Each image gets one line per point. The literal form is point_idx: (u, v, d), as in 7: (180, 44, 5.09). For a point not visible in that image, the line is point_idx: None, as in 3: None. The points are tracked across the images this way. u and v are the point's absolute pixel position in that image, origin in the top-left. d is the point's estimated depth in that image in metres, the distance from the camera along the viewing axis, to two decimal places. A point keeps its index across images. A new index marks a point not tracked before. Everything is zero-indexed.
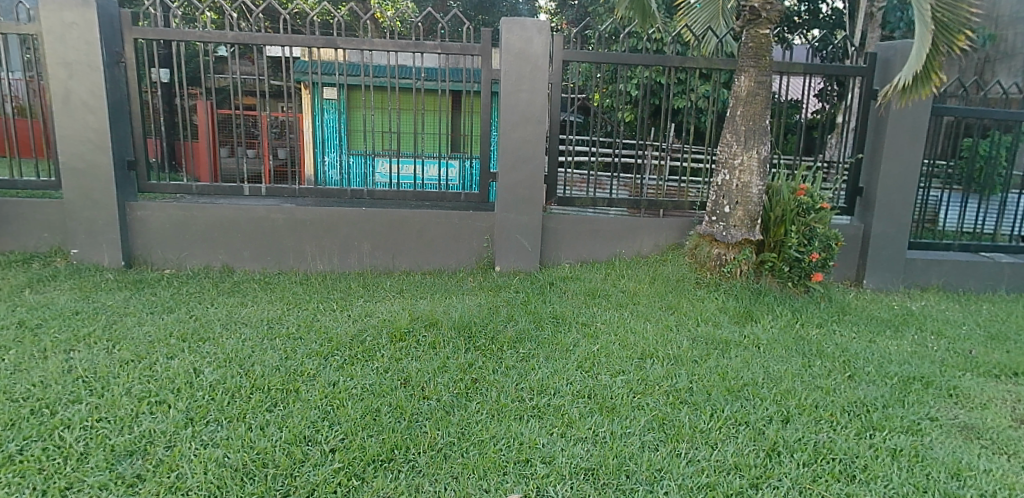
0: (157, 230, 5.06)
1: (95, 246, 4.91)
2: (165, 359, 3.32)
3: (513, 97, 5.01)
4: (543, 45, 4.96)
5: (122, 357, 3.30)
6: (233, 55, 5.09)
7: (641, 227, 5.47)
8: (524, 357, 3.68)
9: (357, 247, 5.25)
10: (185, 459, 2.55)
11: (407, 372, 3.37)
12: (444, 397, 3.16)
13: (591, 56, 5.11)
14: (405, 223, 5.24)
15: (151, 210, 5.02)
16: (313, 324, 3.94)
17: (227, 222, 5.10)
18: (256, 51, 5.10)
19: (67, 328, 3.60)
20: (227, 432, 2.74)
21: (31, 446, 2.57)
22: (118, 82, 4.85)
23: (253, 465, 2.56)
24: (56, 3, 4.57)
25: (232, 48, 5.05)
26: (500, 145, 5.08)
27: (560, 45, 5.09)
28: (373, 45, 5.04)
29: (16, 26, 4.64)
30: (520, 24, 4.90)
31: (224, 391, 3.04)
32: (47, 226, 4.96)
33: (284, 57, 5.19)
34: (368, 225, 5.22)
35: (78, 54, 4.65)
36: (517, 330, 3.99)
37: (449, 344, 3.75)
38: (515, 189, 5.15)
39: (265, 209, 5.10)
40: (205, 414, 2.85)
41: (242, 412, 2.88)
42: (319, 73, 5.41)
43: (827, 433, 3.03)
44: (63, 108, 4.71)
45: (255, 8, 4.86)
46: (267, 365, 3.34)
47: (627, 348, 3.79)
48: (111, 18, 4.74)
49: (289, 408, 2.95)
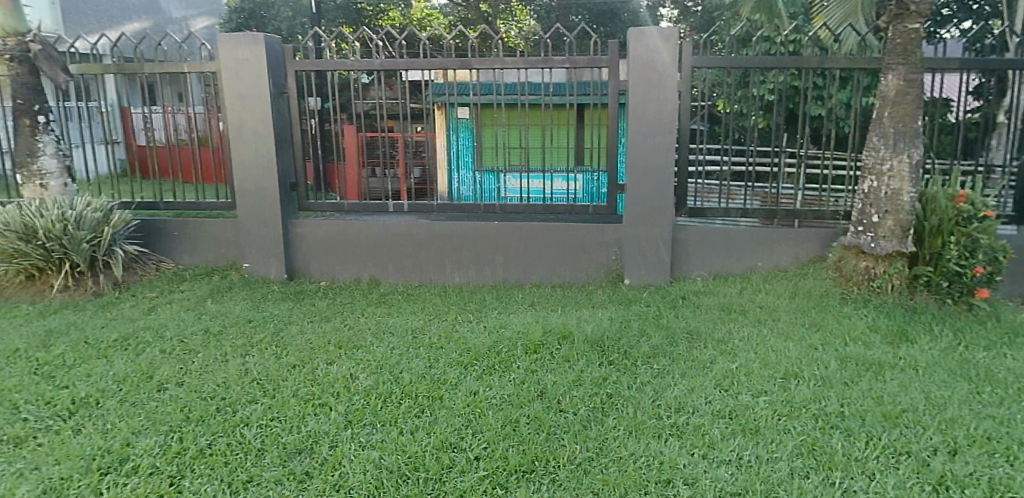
0: (313, 245, 5.50)
1: (264, 260, 5.42)
2: (325, 365, 3.61)
3: (644, 110, 4.98)
4: (673, 54, 4.90)
5: (289, 362, 3.62)
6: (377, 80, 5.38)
7: (778, 239, 5.24)
8: (659, 373, 3.65)
9: (492, 260, 5.42)
10: (346, 458, 2.68)
11: (544, 384, 3.46)
12: (581, 410, 3.21)
13: (721, 61, 4.99)
14: (537, 236, 5.34)
15: (308, 227, 5.46)
16: (453, 335, 4.12)
17: (373, 236, 5.45)
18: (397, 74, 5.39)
19: (244, 335, 4.01)
20: (381, 435, 2.89)
21: (219, 439, 2.75)
22: (282, 111, 5.33)
23: (407, 467, 2.66)
24: (232, 43, 5.11)
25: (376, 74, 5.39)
26: (630, 158, 5.07)
27: (689, 52, 5.02)
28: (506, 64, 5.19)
29: (201, 66, 5.25)
30: (649, 34, 4.86)
31: (377, 396, 3.25)
32: (223, 243, 5.53)
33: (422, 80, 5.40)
34: (502, 239, 5.37)
35: (249, 87, 5.17)
36: (652, 346, 3.96)
37: (582, 357, 3.79)
38: (647, 202, 5.11)
39: (406, 223, 5.41)
40: (361, 417, 3.04)
41: (394, 417, 3.06)
42: (455, 95, 5.53)
43: (1004, 468, 2.76)
44: (238, 136, 5.25)
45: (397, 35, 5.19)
46: (414, 373, 3.54)
47: (768, 367, 3.66)
48: (276, 53, 5.24)
49: (434, 415, 3.11)
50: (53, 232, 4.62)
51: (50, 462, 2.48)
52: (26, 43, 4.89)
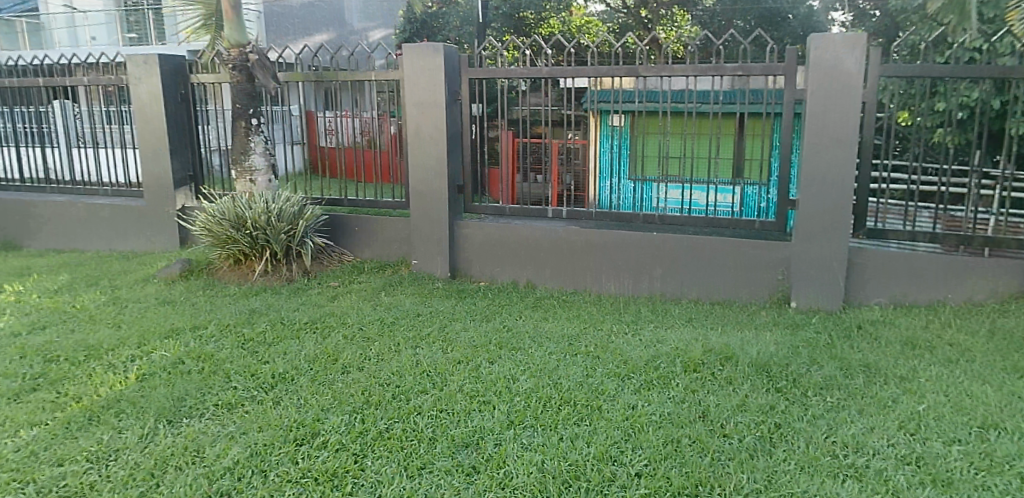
0: (476, 247, 5.72)
1: (431, 258, 5.72)
2: (487, 363, 3.73)
3: (824, 124, 4.62)
4: (860, 63, 4.48)
5: (454, 357, 3.79)
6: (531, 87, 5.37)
7: (973, 270, 4.72)
8: (832, 407, 3.39)
9: (648, 271, 5.32)
10: (510, 459, 2.74)
11: (705, 406, 3.34)
12: (746, 438, 3.06)
13: (914, 70, 4.50)
14: (697, 249, 5.16)
15: (472, 229, 5.68)
16: (609, 346, 4.08)
17: (532, 242, 5.55)
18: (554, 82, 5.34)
19: (414, 328, 4.26)
20: (542, 439, 2.93)
21: (394, 425, 2.92)
22: (455, 118, 5.59)
23: (567, 475, 2.67)
24: (415, 53, 5.44)
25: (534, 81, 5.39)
26: (802, 174, 4.74)
27: (878, 60, 4.56)
28: (674, 72, 4.98)
29: (387, 73, 5.61)
30: (834, 41, 4.48)
31: (538, 399, 3.30)
32: (396, 240, 5.92)
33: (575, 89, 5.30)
34: (660, 251, 5.25)
35: (428, 96, 5.47)
36: (824, 377, 3.69)
37: (747, 382, 3.62)
38: (820, 221, 4.77)
39: (565, 231, 5.45)
40: (522, 418, 3.10)
41: (554, 422, 3.09)
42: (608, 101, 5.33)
43: None
44: (415, 141, 5.59)
45: (568, 44, 5.17)
46: (572, 380, 3.55)
47: (963, 414, 3.28)
48: (454, 62, 5.50)
49: (593, 424, 3.09)
50: (259, 223, 5.20)
51: (254, 429, 2.76)
52: (246, 53, 5.53)
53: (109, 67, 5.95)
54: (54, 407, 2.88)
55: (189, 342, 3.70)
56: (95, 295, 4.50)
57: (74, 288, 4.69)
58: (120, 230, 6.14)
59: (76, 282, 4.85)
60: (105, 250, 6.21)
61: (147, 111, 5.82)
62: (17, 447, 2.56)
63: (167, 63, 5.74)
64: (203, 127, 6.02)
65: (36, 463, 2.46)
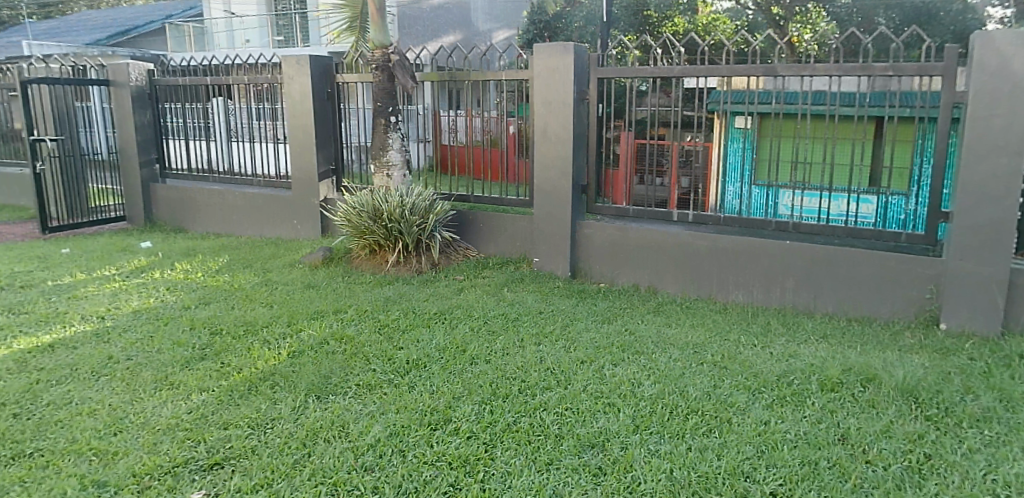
0: (597, 248, 5.49)
1: (552, 256, 5.60)
2: (610, 365, 3.58)
3: (985, 128, 3.99)
4: None
5: (577, 356, 3.67)
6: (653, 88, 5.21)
7: None
8: (992, 442, 2.95)
9: (782, 282, 4.78)
10: (638, 463, 2.65)
11: (845, 429, 3.02)
12: (893, 467, 2.73)
13: None
14: (836, 262, 4.57)
15: (594, 229, 5.46)
16: (737, 357, 3.77)
17: (654, 245, 5.21)
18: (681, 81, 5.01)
19: (536, 324, 4.21)
20: (670, 447, 2.79)
21: (522, 419, 2.94)
22: (583, 117, 5.42)
23: (699, 486, 2.54)
24: (546, 52, 5.34)
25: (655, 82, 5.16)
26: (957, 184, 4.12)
27: None
28: (817, 71, 4.49)
29: (517, 72, 5.55)
30: (999, 40, 3.86)
31: (664, 406, 3.14)
32: (519, 238, 5.89)
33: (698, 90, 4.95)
34: (795, 261, 4.70)
35: (557, 94, 5.35)
36: (984, 407, 3.23)
37: (892, 406, 3.22)
38: (975, 235, 4.09)
39: (689, 234, 5.06)
40: (649, 424, 2.97)
41: (682, 430, 2.93)
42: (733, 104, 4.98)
43: None
44: (542, 140, 5.51)
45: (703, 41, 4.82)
46: (699, 389, 3.33)
47: None
48: (584, 60, 5.34)
49: (723, 438, 2.89)
50: (394, 216, 5.45)
51: (392, 410, 2.92)
52: (388, 54, 5.77)
53: (266, 67, 6.43)
54: (219, 376, 3.17)
55: (332, 324, 3.96)
56: (249, 277, 4.90)
57: (232, 269, 5.13)
58: (270, 218, 6.64)
59: (233, 264, 5.30)
60: (258, 236, 6.73)
61: (298, 108, 6.25)
62: (191, 409, 2.85)
63: (317, 64, 6.15)
64: (345, 124, 6.39)
65: (205, 425, 2.72)
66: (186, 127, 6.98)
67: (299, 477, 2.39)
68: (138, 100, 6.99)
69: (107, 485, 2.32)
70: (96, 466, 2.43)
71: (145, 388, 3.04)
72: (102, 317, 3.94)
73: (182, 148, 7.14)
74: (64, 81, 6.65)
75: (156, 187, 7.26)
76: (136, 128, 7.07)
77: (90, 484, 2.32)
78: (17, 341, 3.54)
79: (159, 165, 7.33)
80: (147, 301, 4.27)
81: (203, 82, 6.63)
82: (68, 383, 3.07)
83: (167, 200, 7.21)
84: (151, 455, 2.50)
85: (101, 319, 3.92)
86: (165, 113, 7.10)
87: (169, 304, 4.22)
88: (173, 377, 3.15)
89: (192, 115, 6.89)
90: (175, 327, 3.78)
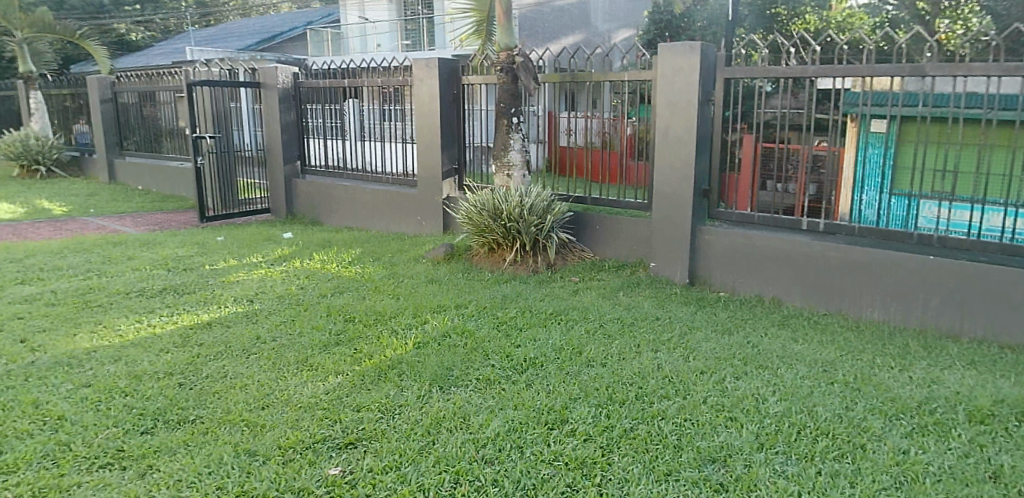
0: (718, 256, 5.25)
1: (670, 262, 5.45)
2: (731, 378, 3.47)
3: None
4: None
5: (696, 366, 3.60)
6: (781, 89, 4.87)
7: None
8: None
9: (922, 300, 4.39)
10: (762, 483, 2.55)
11: (997, 465, 2.75)
12: None
13: None
14: (986, 281, 4.16)
15: (716, 236, 5.23)
16: (871, 379, 3.54)
17: (781, 254, 4.93)
18: (814, 82, 4.70)
19: (654, 331, 4.14)
20: (797, 469, 2.67)
21: (638, 426, 2.92)
22: (707, 119, 5.22)
23: None
24: (671, 52, 5.19)
25: (788, 83, 4.83)
26: None
27: None
28: (972, 71, 4.10)
29: (640, 73, 5.46)
30: None
31: (790, 425, 3.00)
32: (636, 241, 5.78)
33: (834, 93, 4.63)
34: (939, 278, 4.31)
35: (680, 95, 5.19)
36: None
37: None
38: None
39: (821, 245, 4.74)
40: (773, 443, 2.85)
41: (811, 453, 2.79)
42: (871, 105, 4.59)
43: None
44: (663, 142, 5.37)
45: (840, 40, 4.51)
46: (829, 410, 3.16)
47: None
48: (711, 60, 5.11)
49: (857, 465, 2.72)
50: (513, 215, 5.55)
51: (511, 405, 3.00)
52: (512, 56, 5.89)
53: (398, 70, 6.74)
54: (353, 361, 3.39)
55: (454, 318, 4.12)
56: (378, 269, 5.18)
57: (363, 261, 5.44)
58: (397, 214, 6.96)
59: (364, 256, 5.62)
60: (384, 231, 7.07)
61: (425, 109, 6.51)
62: (328, 390, 3.06)
63: (444, 67, 6.37)
64: (469, 124, 6.59)
65: (341, 406, 2.92)
66: (325, 126, 7.46)
67: (424, 463, 2.52)
68: (284, 102, 7.55)
69: (256, 454, 2.55)
70: (247, 435, 2.67)
71: (289, 367, 3.30)
72: (251, 300, 4.31)
73: (320, 146, 7.63)
74: (223, 84, 7.30)
75: (297, 182, 7.81)
76: (281, 128, 7.63)
77: (243, 452, 2.56)
78: (181, 318, 3.95)
79: (300, 162, 7.88)
80: (289, 287, 4.62)
81: (341, 84, 7.05)
82: (224, 358, 3.39)
83: (306, 194, 7.74)
84: (293, 430, 2.72)
85: (249, 301, 4.29)
86: (306, 113, 7.61)
87: (308, 291, 4.54)
88: (312, 359, 3.40)
89: (330, 116, 7.35)
90: (313, 313, 4.06)
